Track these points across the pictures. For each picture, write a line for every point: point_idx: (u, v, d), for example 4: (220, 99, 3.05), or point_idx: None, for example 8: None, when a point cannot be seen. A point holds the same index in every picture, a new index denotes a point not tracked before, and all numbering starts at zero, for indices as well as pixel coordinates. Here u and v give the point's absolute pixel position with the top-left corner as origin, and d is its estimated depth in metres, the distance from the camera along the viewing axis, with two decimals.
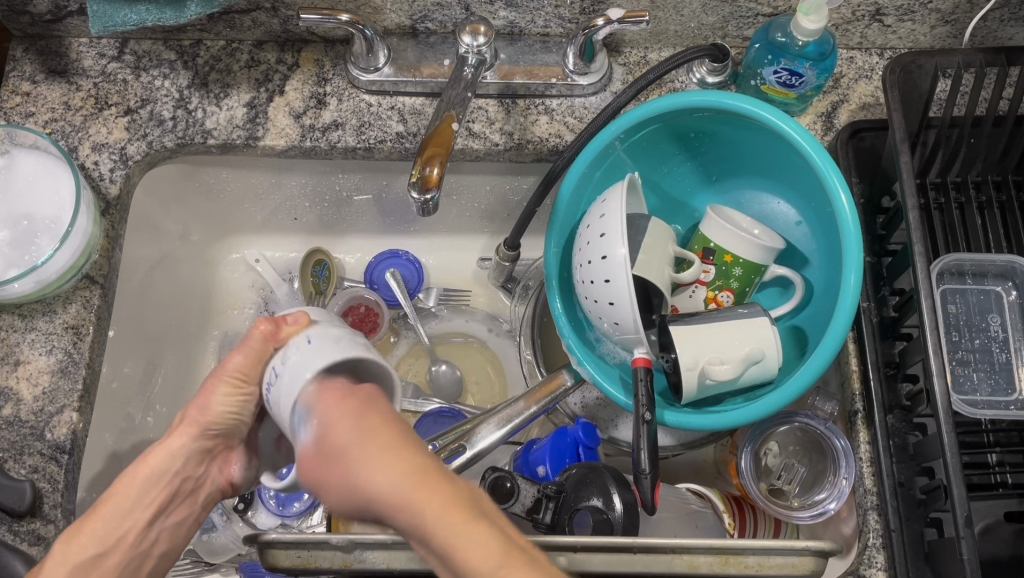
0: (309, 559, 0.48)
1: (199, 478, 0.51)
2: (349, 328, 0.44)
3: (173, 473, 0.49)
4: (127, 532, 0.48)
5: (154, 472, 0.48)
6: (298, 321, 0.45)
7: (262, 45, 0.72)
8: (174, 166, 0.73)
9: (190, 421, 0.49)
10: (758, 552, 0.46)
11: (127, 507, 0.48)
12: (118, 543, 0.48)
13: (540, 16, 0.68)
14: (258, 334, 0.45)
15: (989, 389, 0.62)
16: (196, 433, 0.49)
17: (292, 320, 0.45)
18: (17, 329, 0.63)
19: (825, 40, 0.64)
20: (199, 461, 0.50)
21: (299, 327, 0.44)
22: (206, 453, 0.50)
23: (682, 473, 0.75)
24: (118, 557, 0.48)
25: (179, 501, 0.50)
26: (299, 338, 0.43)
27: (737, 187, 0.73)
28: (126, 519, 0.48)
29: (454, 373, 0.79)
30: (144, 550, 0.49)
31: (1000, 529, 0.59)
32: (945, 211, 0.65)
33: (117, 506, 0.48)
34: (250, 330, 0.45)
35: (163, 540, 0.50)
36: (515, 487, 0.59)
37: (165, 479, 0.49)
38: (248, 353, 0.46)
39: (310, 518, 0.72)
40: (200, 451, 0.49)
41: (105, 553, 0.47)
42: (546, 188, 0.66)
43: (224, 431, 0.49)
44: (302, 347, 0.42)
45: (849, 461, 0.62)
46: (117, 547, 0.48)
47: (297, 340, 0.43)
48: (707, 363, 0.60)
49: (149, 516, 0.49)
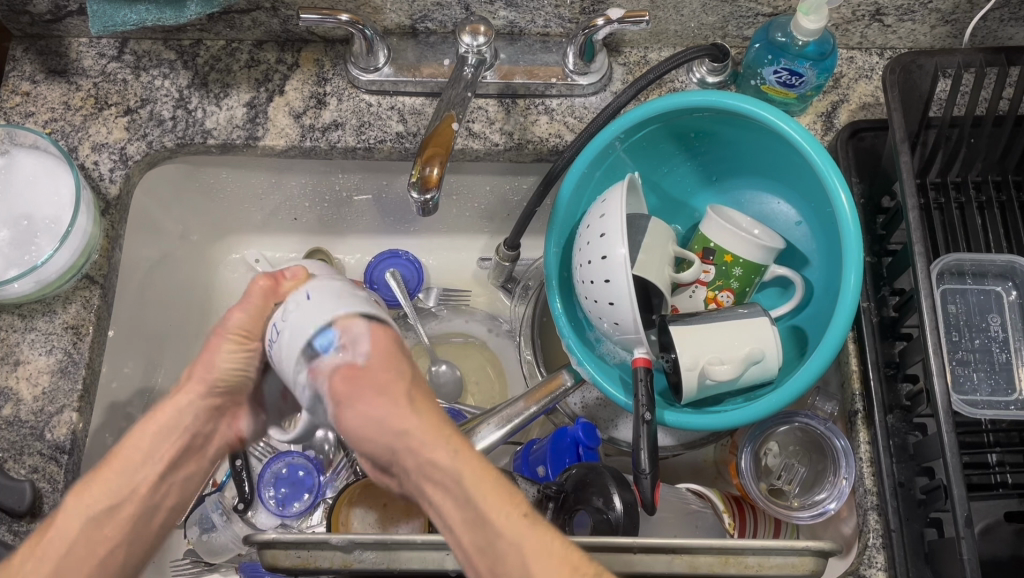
0: (309, 558, 0.48)
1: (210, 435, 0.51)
2: (345, 283, 0.48)
3: (185, 427, 0.49)
4: (141, 484, 0.48)
5: (166, 424, 0.49)
6: (296, 276, 0.48)
7: (262, 45, 0.72)
8: (174, 166, 0.73)
9: (196, 380, 0.49)
10: (758, 552, 0.46)
11: (140, 458, 0.48)
12: (131, 493, 0.47)
13: (540, 16, 0.68)
14: (258, 289, 0.48)
15: (989, 389, 0.62)
16: (203, 391, 0.50)
17: (291, 275, 0.49)
18: (17, 329, 0.63)
19: (825, 40, 0.64)
20: (210, 417, 0.50)
21: (298, 281, 0.48)
22: (215, 410, 0.51)
23: (682, 473, 0.75)
24: (133, 507, 0.47)
25: (190, 456, 0.50)
26: (298, 293, 0.47)
27: (737, 187, 0.73)
28: (138, 471, 0.48)
29: (454, 373, 0.79)
30: (158, 503, 0.49)
31: (1000, 529, 0.59)
32: (945, 211, 0.65)
33: (129, 458, 0.48)
34: (251, 286, 0.49)
35: (173, 494, 0.50)
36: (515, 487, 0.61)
37: (178, 431, 0.49)
38: (248, 310, 0.48)
39: (310, 518, 0.72)
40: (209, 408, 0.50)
41: (118, 504, 0.47)
42: (546, 188, 0.66)
43: (231, 388, 0.50)
44: (308, 297, 0.46)
45: (848, 461, 0.62)
46: (130, 497, 0.47)
47: (295, 294, 0.47)
48: (707, 363, 0.60)
49: (162, 467, 0.48)
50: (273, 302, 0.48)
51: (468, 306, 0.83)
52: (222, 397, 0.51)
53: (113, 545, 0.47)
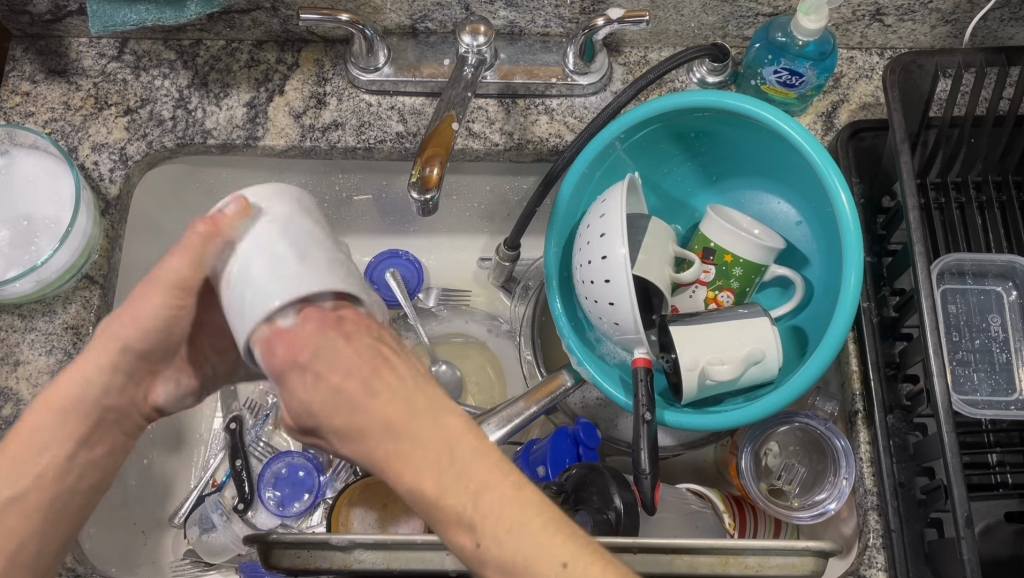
0: (309, 559, 0.47)
1: (123, 406, 0.50)
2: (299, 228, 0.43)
3: (94, 402, 0.48)
4: (47, 469, 0.48)
5: (75, 400, 0.48)
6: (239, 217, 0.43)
7: (262, 45, 0.72)
8: (174, 166, 0.73)
9: (109, 340, 0.47)
10: (758, 552, 0.46)
11: (43, 443, 0.48)
12: (36, 481, 0.48)
13: (540, 16, 0.68)
14: (197, 236, 0.43)
15: (989, 389, 0.62)
16: (113, 355, 0.48)
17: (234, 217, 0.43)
18: (17, 329, 0.63)
19: (825, 40, 0.64)
20: (121, 386, 0.49)
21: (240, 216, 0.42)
22: (128, 377, 0.49)
23: (682, 473, 0.75)
24: (37, 497, 0.48)
25: (101, 432, 0.50)
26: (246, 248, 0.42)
27: (737, 187, 0.73)
28: (43, 455, 0.48)
29: (454, 373, 0.79)
30: (68, 486, 0.49)
31: (1000, 529, 0.59)
32: (945, 210, 0.65)
33: (36, 443, 0.48)
34: (189, 234, 0.43)
35: None
36: None
37: (83, 409, 0.48)
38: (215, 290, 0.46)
39: (309, 518, 0.72)
40: (122, 373, 0.48)
41: (23, 493, 0.48)
42: (546, 188, 0.66)
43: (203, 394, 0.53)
44: (263, 267, 0.41)
45: (849, 461, 0.62)
46: (35, 485, 0.48)
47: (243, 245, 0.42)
48: (707, 364, 0.59)
49: (68, 450, 0.49)
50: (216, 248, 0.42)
51: (467, 306, 0.83)
52: (133, 361, 0.48)
53: (20, 538, 0.47)
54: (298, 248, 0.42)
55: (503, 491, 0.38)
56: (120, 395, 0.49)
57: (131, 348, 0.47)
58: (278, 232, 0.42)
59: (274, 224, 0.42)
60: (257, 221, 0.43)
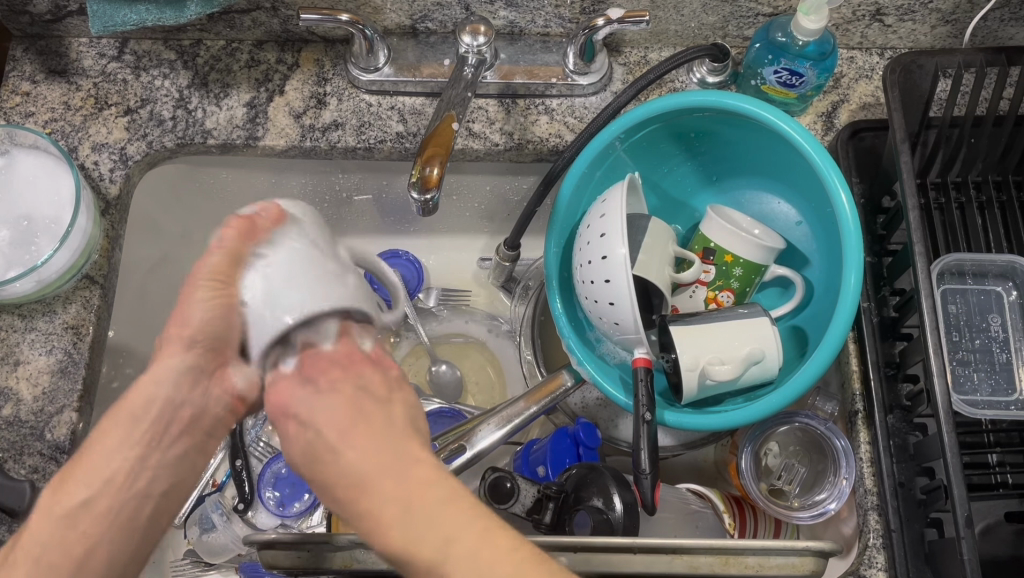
0: (307, 560, 0.47)
1: (198, 406, 0.47)
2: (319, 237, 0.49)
3: (164, 401, 0.46)
4: (116, 473, 0.44)
5: (144, 400, 0.45)
6: (269, 215, 0.47)
7: (262, 45, 0.72)
8: (174, 166, 0.73)
9: (172, 339, 0.46)
10: (758, 552, 0.46)
11: (115, 445, 0.45)
12: (105, 485, 0.44)
13: (540, 16, 0.68)
14: (232, 232, 0.45)
15: (989, 389, 0.62)
16: (180, 347, 0.46)
17: (264, 215, 0.47)
18: (17, 329, 0.63)
19: (825, 40, 0.64)
20: (192, 382, 0.46)
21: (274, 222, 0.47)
22: (197, 373, 0.46)
23: (682, 473, 0.75)
24: (107, 501, 0.44)
25: (178, 432, 0.46)
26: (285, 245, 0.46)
27: (737, 188, 0.73)
28: (114, 458, 0.44)
29: (454, 373, 0.79)
30: (137, 491, 0.45)
31: (1000, 529, 0.59)
32: (945, 210, 0.65)
33: (107, 447, 0.45)
34: (220, 232, 0.46)
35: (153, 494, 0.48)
36: (515, 487, 0.60)
37: (152, 410, 0.45)
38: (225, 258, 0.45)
39: (310, 518, 0.72)
40: (190, 369, 0.46)
41: (93, 496, 0.43)
42: (546, 188, 0.66)
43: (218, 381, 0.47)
44: (285, 274, 0.45)
45: (849, 461, 0.62)
46: (104, 489, 0.44)
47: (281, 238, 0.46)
48: (707, 363, 0.59)
49: (138, 453, 0.45)
50: (249, 245, 0.46)
51: (468, 306, 0.82)
52: (204, 353, 0.46)
53: (89, 544, 0.43)
54: (318, 259, 0.46)
55: (460, 539, 0.35)
56: (192, 393, 0.47)
57: (195, 340, 0.45)
58: (309, 250, 0.46)
59: (302, 236, 0.47)
60: (289, 231, 0.47)
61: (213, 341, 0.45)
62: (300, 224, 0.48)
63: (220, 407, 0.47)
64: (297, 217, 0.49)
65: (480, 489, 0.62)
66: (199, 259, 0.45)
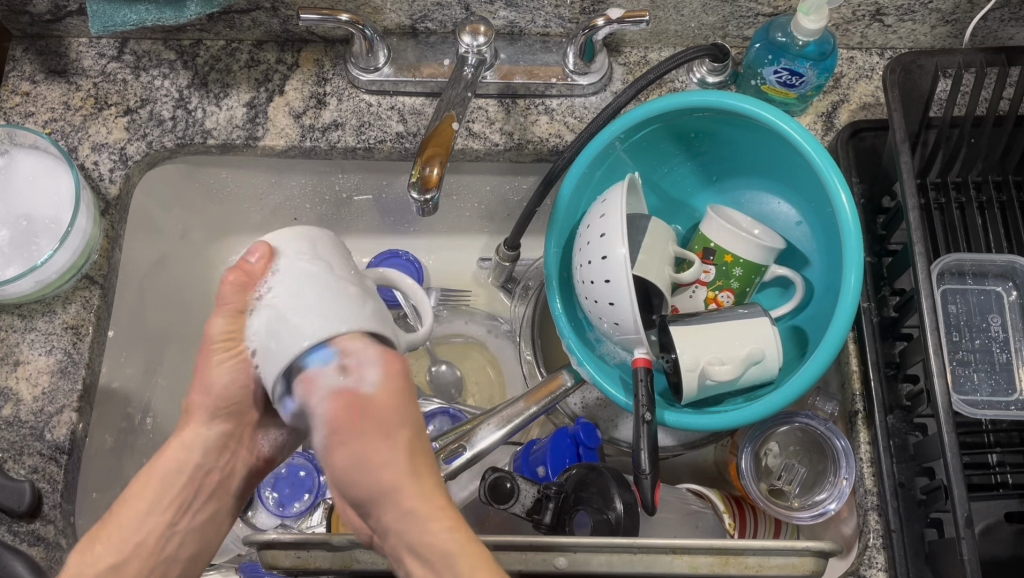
0: (308, 560, 0.47)
1: (224, 471, 0.51)
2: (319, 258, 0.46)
3: (192, 469, 0.50)
4: (147, 537, 0.49)
5: (171, 469, 0.50)
6: (260, 256, 0.45)
7: (262, 45, 0.72)
8: (174, 166, 0.73)
9: (199, 408, 0.49)
10: (758, 552, 0.46)
11: (144, 512, 0.49)
12: (135, 550, 0.49)
13: (540, 17, 0.68)
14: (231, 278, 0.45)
15: (989, 389, 0.62)
16: (207, 417, 0.49)
17: (255, 258, 0.45)
18: (17, 329, 0.63)
19: (825, 40, 0.64)
20: (219, 451, 0.50)
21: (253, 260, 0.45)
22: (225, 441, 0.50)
23: (682, 473, 0.75)
24: (137, 564, 0.49)
25: (205, 499, 0.51)
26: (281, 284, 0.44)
27: (737, 188, 0.73)
28: (144, 525, 0.49)
29: (454, 373, 0.80)
30: (167, 554, 0.50)
31: (1000, 529, 0.59)
32: (945, 211, 0.65)
33: (137, 511, 0.49)
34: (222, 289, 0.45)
35: (188, 543, 0.51)
36: (515, 488, 0.59)
37: (183, 476, 0.50)
38: (227, 312, 0.45)
39: (309, 518, 0.71)
40: (215, 440, 0.50)
41: (122, 560, 0.48)
42: (546, 188, 0.66)
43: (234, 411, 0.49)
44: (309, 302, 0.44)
45: (849, 461, 0.62)
46: (135, 555, 0.49)
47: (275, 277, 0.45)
48: (707, 364, 0.59)
49: (168, 519, 0.50)
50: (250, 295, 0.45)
51: (468, 306, 0.82)
52: (230, 421, 0.49)
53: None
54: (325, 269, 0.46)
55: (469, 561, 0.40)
56: (219, 460, 0.50)
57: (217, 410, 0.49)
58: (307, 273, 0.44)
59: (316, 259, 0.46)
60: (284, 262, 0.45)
61: (235, 407, 0.49)
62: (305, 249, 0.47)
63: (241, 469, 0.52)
64: (290, 244, 0.46)
65: (480, 490, 0.61)
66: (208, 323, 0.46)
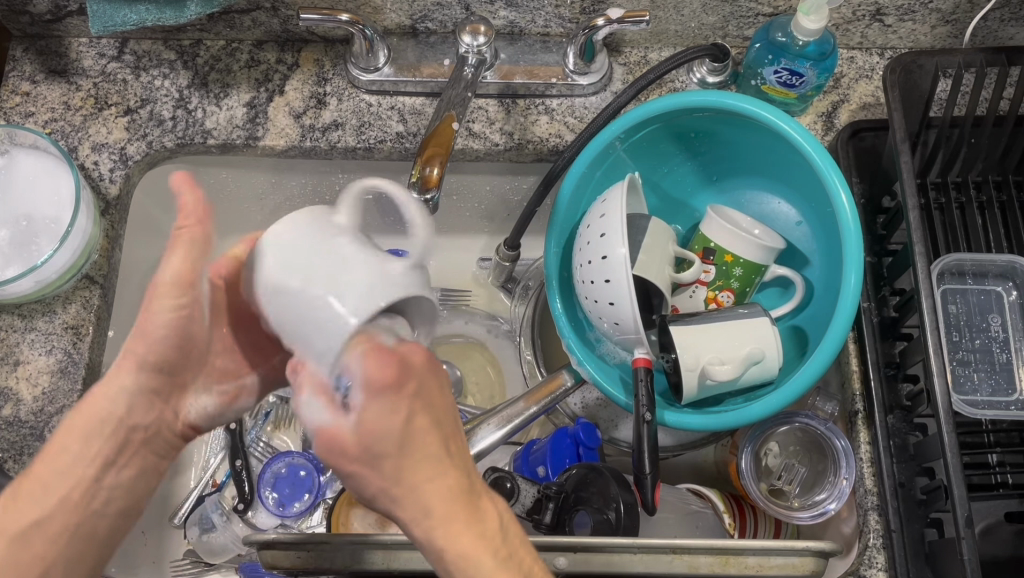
0: (308, 559, 0.47)
1: (149, 430, 0.52)
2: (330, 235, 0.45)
3: (118, 422, 0.50)
4: (70, 492, 0.49)
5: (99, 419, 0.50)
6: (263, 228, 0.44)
7: (262, 45, 0.72)
8: (174, 166, 0.73)
9: (130, 357, 0.49)
10: (758, 552, 0.46)
11: (70, 461, 0.50)
12: (61, 504, 0.49)
13: (540, 16, 0.68)
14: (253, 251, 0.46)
15: (989, 389, 0.62)
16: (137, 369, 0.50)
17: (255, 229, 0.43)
18: (17, 329, 0.63)
19: (825, 40, 0.64)
20: (146, 407, 0.51)
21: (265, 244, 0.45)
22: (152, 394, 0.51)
23: (682, 473, 0.75)
24: (62, 519, 0.49)
25: (128, 455, 0.52)
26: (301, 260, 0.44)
27: (738, 187, 0.73)
28: (67, 474, 0.49)
29: (455, 373, 0.78)
30: (93, 510, 0.50)
31: (1000, 529, 0.59)
32: (945, 210, 0.64)
33: (62, 462, 0.50)
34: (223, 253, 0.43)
35: (115, 497, 0.51)
36: (515, 488, 0.60)
37: (109, 426, 0.50)
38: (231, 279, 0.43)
39: (309, 518, 0.72)
40: (143, 392, 0.50)
41: (47, 517, 0.48)
42: (546, 188, 0.66)
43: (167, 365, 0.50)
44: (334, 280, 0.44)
45: (849, 461, 0.62)
46: (60, 509, 0.49)
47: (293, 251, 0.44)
48: (708, 364, 0.59)
49: (93, 474, 0.50)
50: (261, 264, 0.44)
51: (467, 306, 0.82)
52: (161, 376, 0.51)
53: (46, 562, 0.48)
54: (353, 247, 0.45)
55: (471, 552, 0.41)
56: (146, 416, 0.51)
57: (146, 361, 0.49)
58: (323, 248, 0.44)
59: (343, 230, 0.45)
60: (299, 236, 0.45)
61: (165, 362, 0.50)
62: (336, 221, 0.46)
63: (164, 427, 0.53)
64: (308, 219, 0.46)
65: (479, 490, 0.61)
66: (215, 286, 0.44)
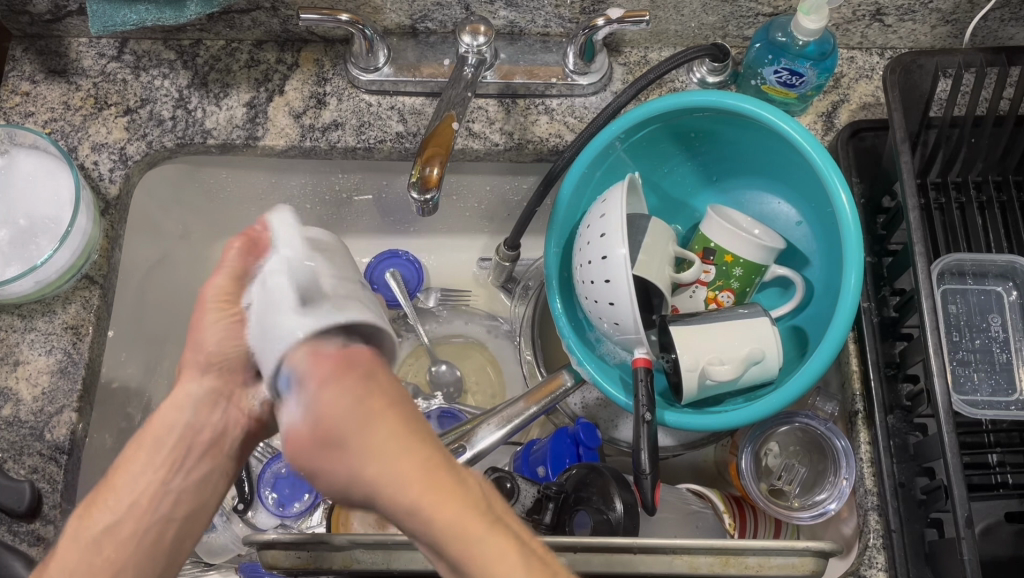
0: (308, 560, 0.47)
1: (217, 429, 0.48)
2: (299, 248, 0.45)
3: (184, 426, 0.48)
4: (140, 498, 0.47)
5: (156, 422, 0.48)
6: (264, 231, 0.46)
7: (262, 45, 0.72)
8: (173, 166, 0.73)
9: (189, 363, 0.48)
10: (758, 552, 0.46)
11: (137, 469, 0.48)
12: (129, 510, 0.47)
13: (541, 16, 0.68)
14: (233, 252, 0.45)
15: (989, 389, 0.62)
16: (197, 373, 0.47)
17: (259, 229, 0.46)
18: (17, 329, 0.63)
19: (825, 40, 0.64)
20: (210, 406, 0.48)
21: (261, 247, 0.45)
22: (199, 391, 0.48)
23: (682, 473, 0.75)
24: (132, 524, 0.47)
25: (197, 457, 0.48)
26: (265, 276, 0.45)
27: (738, 188, 0.73)
28: (138, 482, 0.47)
29: (454, 373, 0.79)
30: (162, 515, 0.48)
31: (1000, 529, 0.59)
32: (945, 210, 0.64)
33: (131, 469, 0.48)
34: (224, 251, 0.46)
35: (185, 501, 0.48)
36: (515, 488, 0.60)
37: (175, 432, 0.48)
38: (227, 273, 0.45)
39: (309, 518, 0.72)
40: (207, 394, 0.48)
41: (119, 521, 0.47)
42: (546, 188, 0.66)
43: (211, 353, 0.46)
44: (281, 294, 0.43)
45: (849, 461, 0.62)
46: (129, 515, 0.47)
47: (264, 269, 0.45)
48: (708, 364, 0.59)
49: (161, 477, 0.48)
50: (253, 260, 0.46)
51: (468, 306, 0.82)
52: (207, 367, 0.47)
53: (114, 568, 0.46)
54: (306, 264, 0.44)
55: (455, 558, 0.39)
56: (211, 417, 0.48)
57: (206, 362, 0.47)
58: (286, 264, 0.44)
59: (293, 245, 0.45)
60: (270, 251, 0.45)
61: (213, 351, 0.46)
62: (300, 233, 0.46)
63: (239, 429, 0.49)
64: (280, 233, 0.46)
65: None
66: (206, 283, 0.46)
